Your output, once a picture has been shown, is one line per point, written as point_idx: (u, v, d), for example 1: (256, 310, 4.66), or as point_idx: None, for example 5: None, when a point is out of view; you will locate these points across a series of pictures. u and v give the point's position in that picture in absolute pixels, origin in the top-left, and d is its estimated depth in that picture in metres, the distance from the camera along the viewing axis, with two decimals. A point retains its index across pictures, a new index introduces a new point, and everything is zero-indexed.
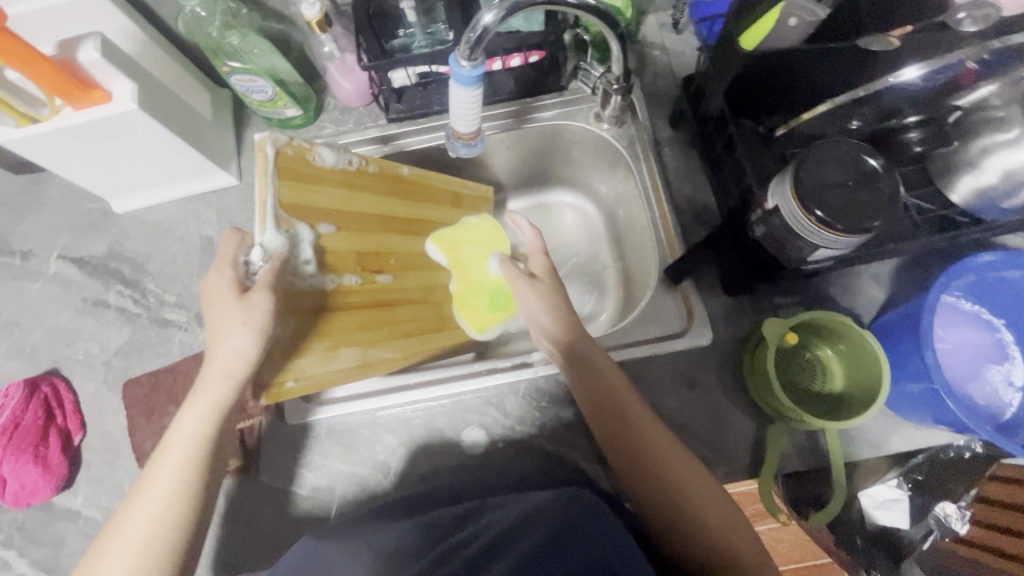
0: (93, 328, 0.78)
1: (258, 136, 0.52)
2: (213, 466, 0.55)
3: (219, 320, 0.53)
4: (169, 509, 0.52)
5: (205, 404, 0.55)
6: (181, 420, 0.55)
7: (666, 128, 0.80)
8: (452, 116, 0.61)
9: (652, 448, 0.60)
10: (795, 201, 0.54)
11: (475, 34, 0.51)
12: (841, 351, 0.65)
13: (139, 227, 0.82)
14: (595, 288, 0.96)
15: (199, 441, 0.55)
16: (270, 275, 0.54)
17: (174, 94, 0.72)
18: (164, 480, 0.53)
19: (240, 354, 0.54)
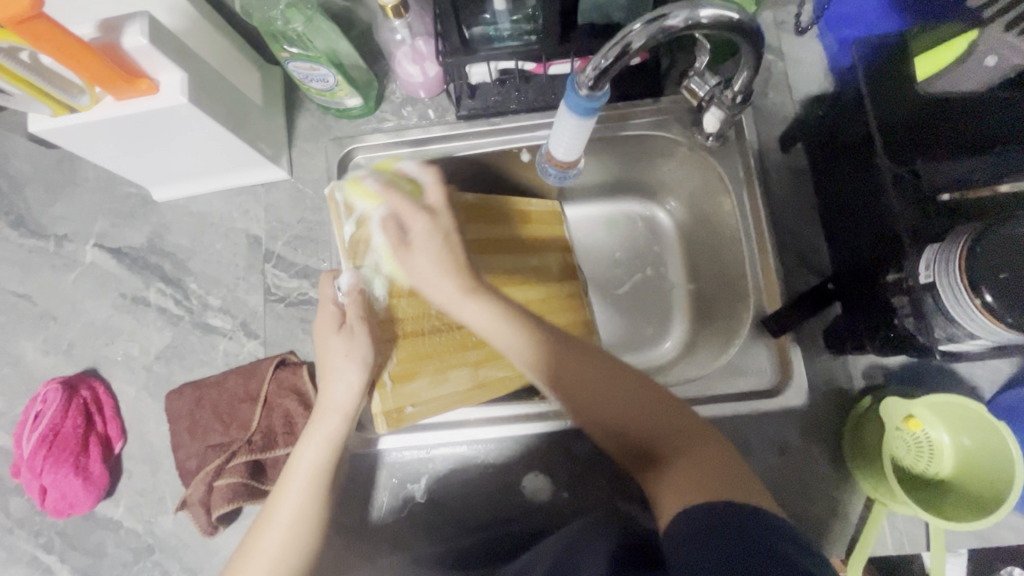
0: (132, 328, 0.73)
1: (327, 189, 0.64)
2: (331, 491, 0.57)
3: (330, 358, 0.58)
4: (291, 541, 0.54)
5: (323, 437, 0.57)
6: (297, 452, 0.57)
7: (776, 154, 0.71)
8: (552, 141, 0.56)
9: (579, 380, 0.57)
10: (961, 281, 0.46)
11: (606, 59, 0.47)
12: (966, 446, 0.56)
13: (180, 219, 0.75)
14: (660, 312, 0.86)
15: (315, 473, 0.56)
16: (355, 305, 0.59)
17: (225, 79, 0.63)
18: (286, 509, 0.55)
19: (351, 387, 0.57)
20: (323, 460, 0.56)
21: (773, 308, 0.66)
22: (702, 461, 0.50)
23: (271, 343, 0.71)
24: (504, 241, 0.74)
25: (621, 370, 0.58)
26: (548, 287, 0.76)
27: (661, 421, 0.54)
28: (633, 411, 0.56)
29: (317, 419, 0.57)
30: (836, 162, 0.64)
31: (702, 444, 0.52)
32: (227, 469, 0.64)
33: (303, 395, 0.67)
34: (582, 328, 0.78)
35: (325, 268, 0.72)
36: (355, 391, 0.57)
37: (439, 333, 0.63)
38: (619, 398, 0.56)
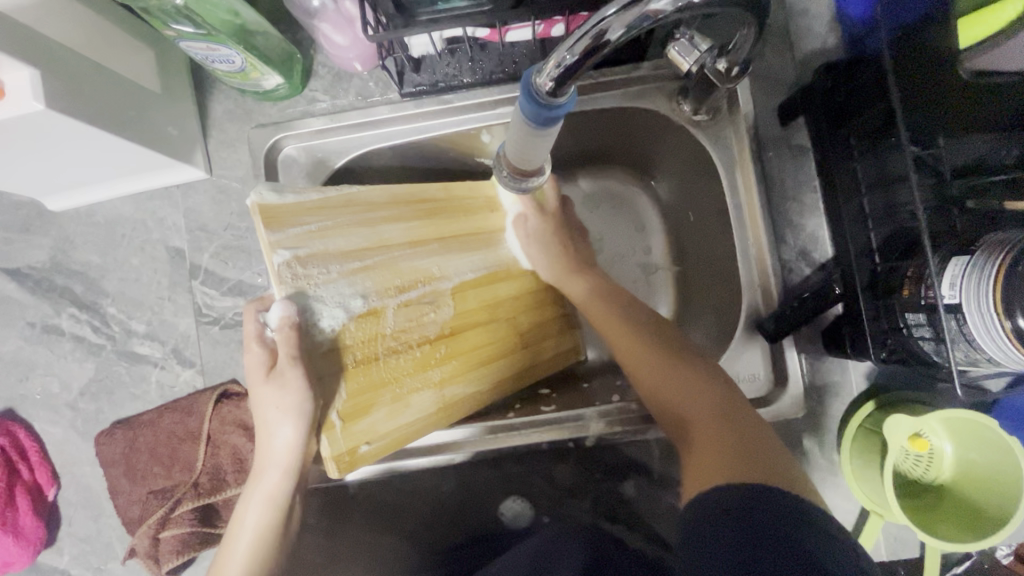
0: (48, 360, 0.64)
1: (249, 199, 0.51)
2: (281, 548, 0.53)
3: (267, 409, 0.50)
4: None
5: (266, 495, 0.51)
6: (240, 512, 0.52)
7: (774, 126, 0.62)
8: (509, 150, 0.49)
9: (627, 354, 0.59)
10: (991, 303, 0.40)
11: (570, 59, 0.38)
12: (971, 460, 0.53)
13: (85, 231, 0.64)
14: (644, 297, 0.79)
15: (262, 533, 0.51)
16: (287, 341, 0.48)
17: (101, 67, 0.51)
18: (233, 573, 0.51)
19: (288, 442, 0.50)
20: (269, 521, 0.51)
21: (768, 308, 0.60)
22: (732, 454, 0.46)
23: (209, 371, 0.63)
24: (470, 236, 0.65)
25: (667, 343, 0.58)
26: (521, 283, 0.68)
27: (698, 401, 0.51)
28: (675, 393, 0.53)
29: (257, 476, 0.52)
30: (845, 144, 0.56)
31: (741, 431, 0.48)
32: (173, 518, 0.58)
33: (252, 429, 0.61)
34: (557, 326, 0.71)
35: (262, 282, 0.63)
36: (297, 441, 0.50)
37: (396, 356, 0.55)
38: (664, 379, 0.54)
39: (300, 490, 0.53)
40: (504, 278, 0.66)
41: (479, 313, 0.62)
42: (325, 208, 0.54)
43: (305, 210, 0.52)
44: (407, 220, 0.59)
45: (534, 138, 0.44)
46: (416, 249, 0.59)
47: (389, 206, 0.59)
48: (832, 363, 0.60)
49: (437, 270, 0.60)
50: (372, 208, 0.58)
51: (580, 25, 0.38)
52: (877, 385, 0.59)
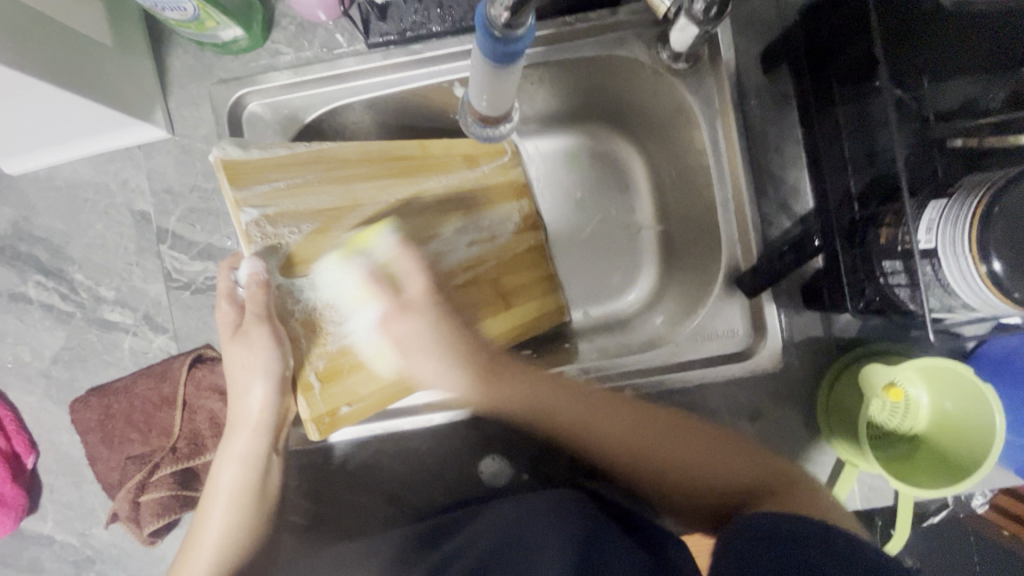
0: (17, 329, 0.63)
1: (212, 158, 0.49)
2: (264, 507, 0.53)
3: (236, 370, 0.49)
4: (223, 565, 0.51)
5: (241, 454, 0.51)
6: (216, 471, 0.52)
7: (757, 74, 0.60)
8: (472, 87, 0.49)
9: (622, 438, 0.55)
10: (968, 249, 0.39)
11: None
12: (948, 410, 0.53)
13: (46, 196, 0.62)
14: (627, 257, 0.78)
15: (241, 491, 0.51)
16: (255, 300, 0.48)
17: (51, 20, 0.48)
18: (213, 530, 0.51)
19: (262, 401, 0.50)
20: (246, 484, 0.51)
21: (748, 263, 0.59)
22: (792, 503, 0.48)
23: (182, 337, 0.62)
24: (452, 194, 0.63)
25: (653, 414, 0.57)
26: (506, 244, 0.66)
27: (740, 465, 0.53)
28: (703, 462, 0.54)
29: (231, 434, 0.51)
30: (827, 91, 0.54)
31: (784, 482, 0.51)
32: (153, 482, 0.58)
33: (228, 393, 0.60)
34: (547, 284, 0.69)
35: (232, 246, 0.61)
36: (271, 399, 0.50)
37: (374, 319, 0.55)
38: (690, 449, 0.55)
39: (278, 450, 0.53)
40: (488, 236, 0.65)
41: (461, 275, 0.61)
42: (294, 165, 0.52)
43: (271, 167, 0.51)
44: (380, 177, 0.58)
45: (498, 78, 0.44)
46: (393, 206, 0.58)
47: (360, 163, 0.57)
48: (812, 318, 0.59)
49: (414, 228, 0.59)
50: (344, 163, 0.56)
51: None
52: (857, 339, 0.59)
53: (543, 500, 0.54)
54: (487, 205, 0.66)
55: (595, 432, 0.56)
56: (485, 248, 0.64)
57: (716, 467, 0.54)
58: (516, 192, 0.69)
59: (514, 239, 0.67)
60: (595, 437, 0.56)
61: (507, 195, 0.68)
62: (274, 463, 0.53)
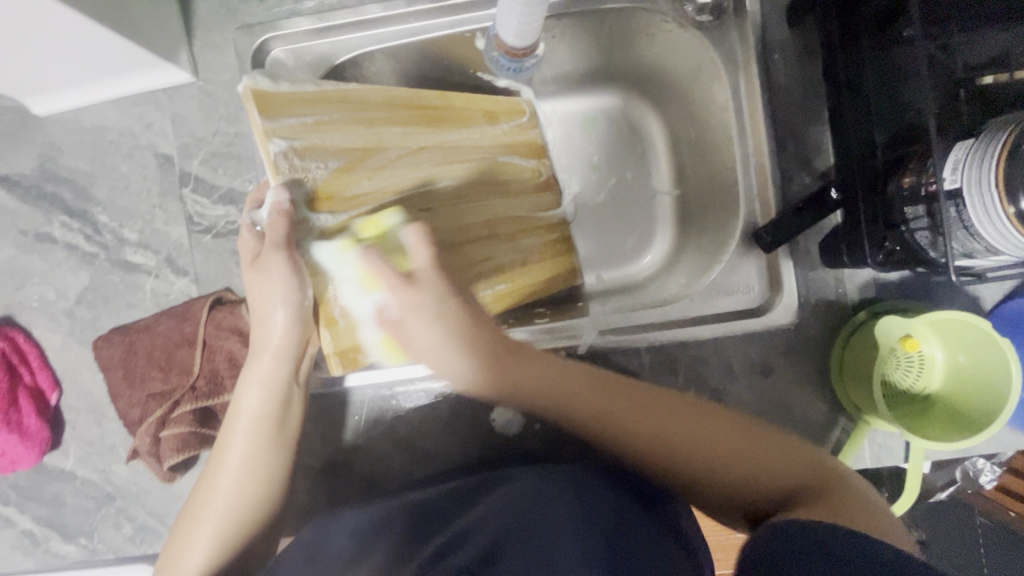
0: (42, 269, 0.64)
1: (241, 86, 0.50)
2: (282, 435, 0.54)
3: (258, 297, 0.51)
4: (243, 488, 0.52)
5: (264, 380, 0.52)
6: (237, 397, 0.53)
7: (781, 29, 0.59)
8: (501, 23, 0.52)
9: (666, 428, 0.51)
10: (996, 188, 0.38)
11: None
12: (962, 363, 0.53)
13: (71, 137, 0.63)
14: (642, 221, 0.77)
15: (261, 417, 0.53)
16: (275, 229, 0.49)
17: None
18: (235, 454, 0.52)
19: (282, 327, 0.51)
20: (266, 413, 0.53)
21: (766, 220, 0.59)
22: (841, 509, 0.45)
23: (203, 280, 0.63)
24: (475, 147, 0.64)
25: (685, 413, 0.51)
26: (524, 200, 0.68)
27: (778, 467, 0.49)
28: (753, 467, 0.49)
29: (252, 360, 0.53)
30: (853, 39, 0.53)
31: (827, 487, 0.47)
32: (172, 419, 0.59)
33: (246, 335, 0.61)
34: (562, 244, 0.70)
35: (253, 191, 0.62)
36: (293, 326, 0.52)
37: None
38: (728, 446, 0.50)
39: (296, 381, 0.55)
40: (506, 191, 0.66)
41: (479, 228, 0.62)
42: (320, 101, 0.53)
43: (298, 101, 0.52)
44: (403, 123, 0.58)
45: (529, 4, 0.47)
46: (413, 153, 0.59)
47: (386, 107, 0.57)
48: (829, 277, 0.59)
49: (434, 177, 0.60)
50: (368, 107, 0.57)
51: None
52: (870, 299, 0.58)
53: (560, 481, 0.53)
54: (505, 160, 0.66)
55: (636, 425, 0.51)
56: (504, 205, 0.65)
57: (760, 465, 0.49)
58: (532, 152, 0.69)
59: (530, 197, 0.68)
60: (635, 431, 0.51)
61: (523, 153, 0.68)
62: (293, 391, 0.54)
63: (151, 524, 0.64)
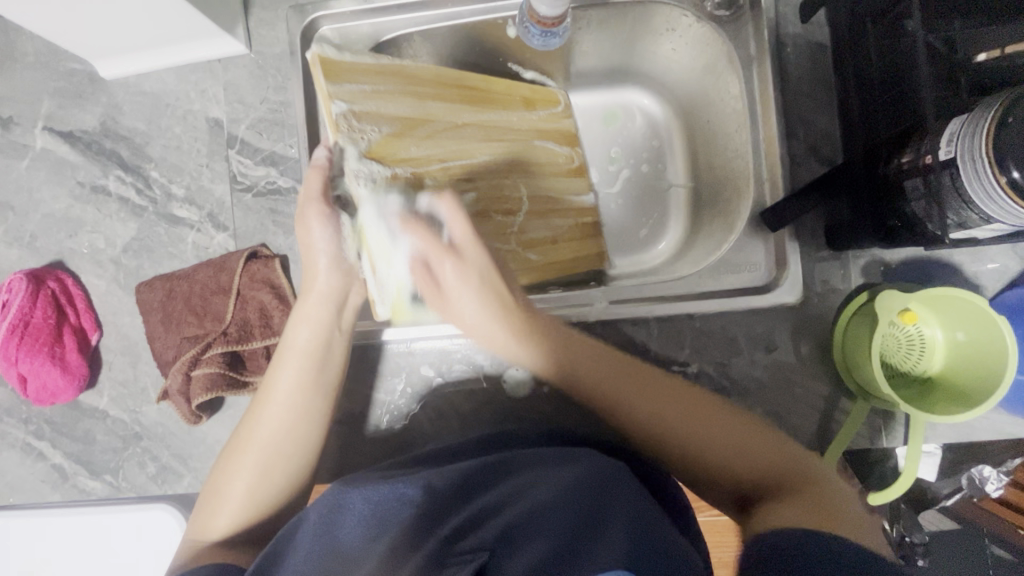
0: (95, 219, 0.69)
1: (309, 53, 0.54)
2: (325, 378, 0.57)
3: (305, 243, 0.56)
4: (286, 420, 0.55)
5: (312, 319, 0.57)
6: (289, 335, 0.57)
7: (794, 26, 0.63)
8: None
9: (655, 403, 0.52)
10: (986, 156, 0.41)
11: None
12: (960, 340, 0.55)
13: (132, 100, 0.69)
14: (656, 210, 0.81)
15: (310, 356, 0.56)
16: (318, 181, 0.53)
17: None
18: (282, 391, 0.56)
19: (331, 270, 0.57)
20: (309, 353, 0.56)
21: (773, 201, 0.62)
22: (812, 500, 0.44)
23: (241, 236, 0.67)
24: (514, 130, 0.68)
25: (648, 378, 0.54)
26: (557, 181, 0.71)
27: (734, 434, 0.50)
28: (728, 440, 0.50)
29: (303, 303, 0.57)
30: (862, 28, 0.57)
31: (811, 485, 0.46)
32: (204, 359, 0.63)
33: (277, 288, 0.65)
34: (592, 229, 0.73)
35: (294, 154, 0.67)
36: (336, 270, 0.57)
37: None
38: (694, 418, 0.51)
39: (341, 328, 0.58)
40: (538, 172, 0.69)
41: (514, 203, 0.66)
42: (377, 73, 0.58)
43: (358, 71, 0.56)
44: (450, 101, 0.63)
45: None
46: (457, 128, 0.63)
47: (434, 85, 0.62)
48: (834, 260, 0.61)
49: (475, 153, 0.64)
50: (418, 83, 0.61)
51: None
52: (872, 280, 0.61)
53: (575, 474, 0.49)
54: (539, 144, 0.70)
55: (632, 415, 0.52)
56: (534, 184, 0.68)
57: (732, 445, 0.49)
58: (562, 139, 0.73)
59: (561, 181, 0.71)
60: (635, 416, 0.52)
61: (556, 140, 0.72)
62: (341, 335, 0.58)
63: (174, 466, 0.67)
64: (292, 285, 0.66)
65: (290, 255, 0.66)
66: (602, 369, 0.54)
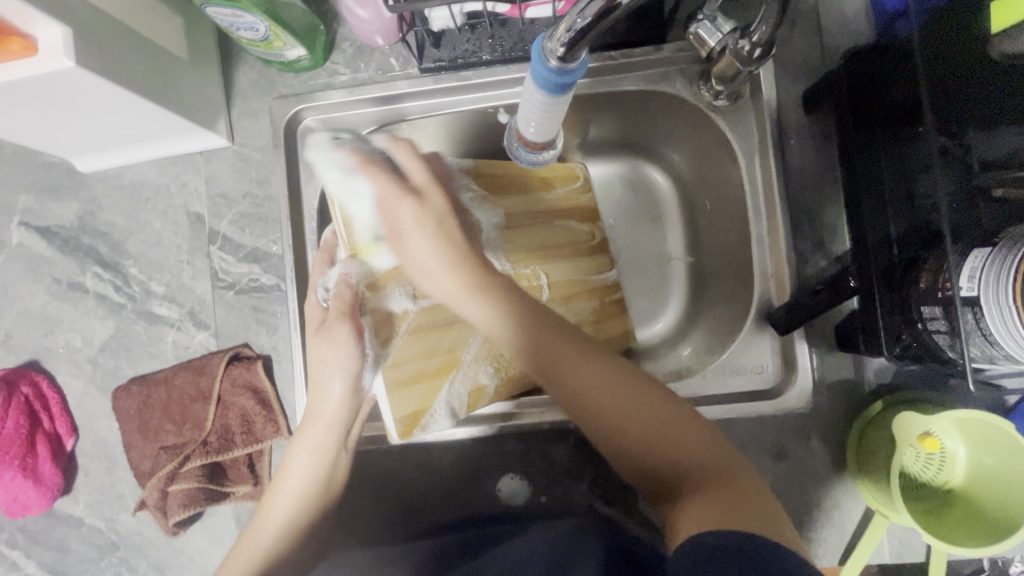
0: (72, 316, 0.66)
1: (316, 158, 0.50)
2: (324, 503, 0.54)
3: (318, 362, 0.52)
4: (274, 552, 0.51)
5: (313, 446, 0.53)
6: (288, 459, 0.53)
7: (797, 114, 0.61)
8: (521, 124, 0.50)
9: (589, 395, 0.46)
10: (1014, 294, 0.39)
11: (582, 20, 0.38)
12: (983, 464, 0.51)
13: (111, 193, 0.66)
14: (657, 288, 0.75)
15: (310, 482, 0.53)
16: (340, 306, 0.50)
17: (142, 38, 0.53)
18: (278, 515, 0.52)
19: (338, 398, 0.52)
20: (309, 481, 0.53)
21: (781, 300, 0.58)
22: (727, 501, 0.39)
23: (222, 335, 0.64)
24: (534, 215, 0.62)
25: (584, 345, 0.48)
26: (581, 263, 0.65)
27: (648, 417, 0.44)
28: (643, 432, 0.44)
29: (305, 427, 0.53)
30: (869, 132, 0.54)
31: (733, 484, 0.41)
32: (182, 473, 0.60)
33: (260, 393, 0.62)
34: (616, 308, 0.68)
35: (277, 251, 0.64)
36: (348, 396, 0.52)
37: (452, 331, 0.54)
38: (613, 404, 0.45)
39: (345, 448, 0.54)
40: (560, 255, 0.63)
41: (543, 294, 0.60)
42: None
43: None
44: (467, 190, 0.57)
45: (550, 108, 0.45)
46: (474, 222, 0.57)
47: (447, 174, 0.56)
48: (845, 360, 0.58)
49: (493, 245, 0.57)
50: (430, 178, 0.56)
51: None
52: (888, 385, 0.57)
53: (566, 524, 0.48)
54: (560, 225, 0.64)
55: (579, 379, 0.46)
56: (552, 269, 0.62)
57: (659, 436, 0.44)
58: (584, 218, 0.67)
59: (582, 262, 0.65)
60: (581, 390, 0.46)
61: (576, 218, 0.66)
62: (344, 459, 0.55)
63: None
64: (276, 389, 0.62)
65: (273, 355, 0.63)
66: (546, 342, 0.47)
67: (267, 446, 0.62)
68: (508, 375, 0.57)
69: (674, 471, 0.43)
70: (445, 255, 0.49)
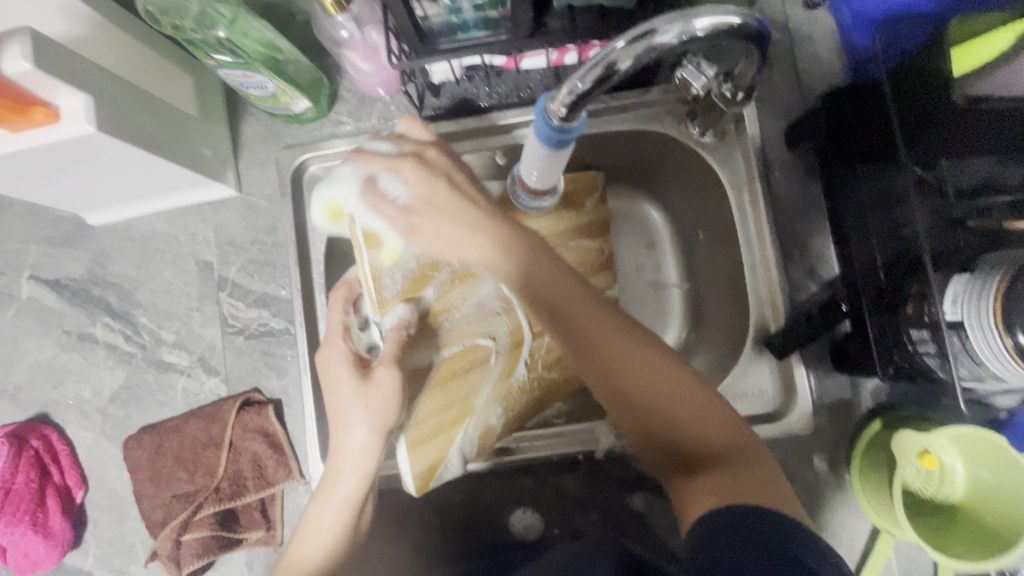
0: (81, 367, 0.67)
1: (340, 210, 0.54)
2: (352, 540, 0.52)
3: (342, 409, 0.50)
4: None
5: (338, 500, 0.50)
6: (313, 511, 0.51)
7: (781, 147, 0.64)
8: (523, 172, 0.53)
9: (613, 360, 0.46)
10: (994, 317, 0.41)
11: (583, 84, 0.41)
12: (982, 477, 0.53)
13: (121, 245, 0.68)
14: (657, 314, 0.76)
15: (339, 531, 0.51)
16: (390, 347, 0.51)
17: (157, 101, 0.56)
18: (310, 563, 0.50)
19: (365, 445, 0.50)
20: (343, 516, 0.51)
21: (778, 324, 0.60)
22: (745, 485, 0.42)
23: (233, 379, 0.65)
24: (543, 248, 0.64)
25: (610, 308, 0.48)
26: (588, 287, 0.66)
27: (671, 391, 0.45)
28: (667, 397, 0.45)
29: (331, 483, 0.51)
30: (850, 166, 0.58)
31: (751, 467, 0.43)
32: (194, 522, 0.61)
33: (271, 437, 0.63)
34: None
35: (285, 296, 0.65)
36: (371, 445, 0.50)
37: (473, 374, 0.57)
38: (640, 372, 0.46)
39: (371, 491, 0.52)
40: None
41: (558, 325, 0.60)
42: None
43: None
44: None
45: (551, 160, 0.48)
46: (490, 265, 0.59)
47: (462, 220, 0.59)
48: (842, 381, 0.60)
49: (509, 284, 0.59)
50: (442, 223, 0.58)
51: (590, 57, 0.42)
52: (884, 404, 0.59)
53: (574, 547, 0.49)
54: (569, 246, 0.65)
55: (612, 352, 0.46)
56: None
57: (681, 412, 0.45)
58: (598, 232, 0.67)
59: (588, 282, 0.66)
60: (611, 352, 0.46)
61: (591, 234, 0.67)
62: (369, 501, 0.53)
63: None
64: (286, 432, 0.63)
65: (283, 399, 0.64)
66: (571, 294, 0.48)
67: (279, 490, 0.62)
68: (515, 413, 0.59)
69: (692, 443, 0.45)
70: (470, 225, 0.49)
